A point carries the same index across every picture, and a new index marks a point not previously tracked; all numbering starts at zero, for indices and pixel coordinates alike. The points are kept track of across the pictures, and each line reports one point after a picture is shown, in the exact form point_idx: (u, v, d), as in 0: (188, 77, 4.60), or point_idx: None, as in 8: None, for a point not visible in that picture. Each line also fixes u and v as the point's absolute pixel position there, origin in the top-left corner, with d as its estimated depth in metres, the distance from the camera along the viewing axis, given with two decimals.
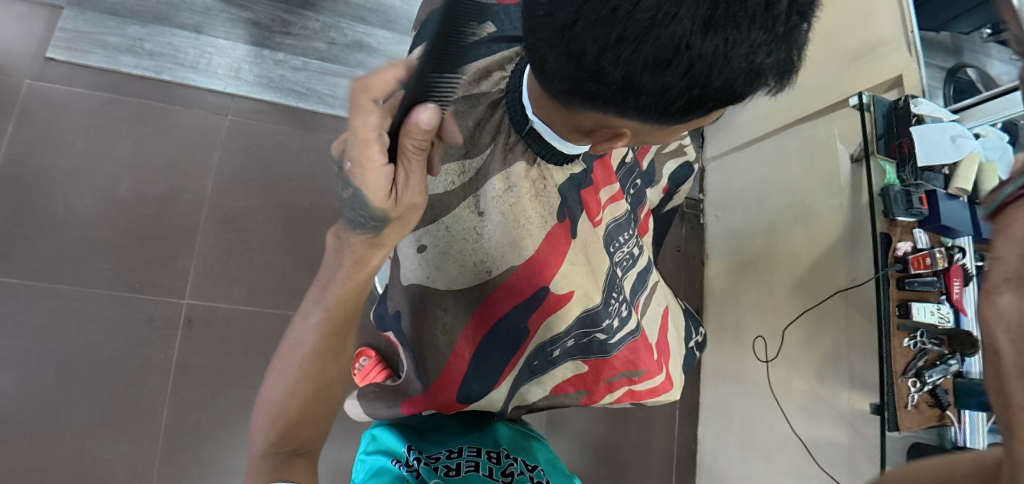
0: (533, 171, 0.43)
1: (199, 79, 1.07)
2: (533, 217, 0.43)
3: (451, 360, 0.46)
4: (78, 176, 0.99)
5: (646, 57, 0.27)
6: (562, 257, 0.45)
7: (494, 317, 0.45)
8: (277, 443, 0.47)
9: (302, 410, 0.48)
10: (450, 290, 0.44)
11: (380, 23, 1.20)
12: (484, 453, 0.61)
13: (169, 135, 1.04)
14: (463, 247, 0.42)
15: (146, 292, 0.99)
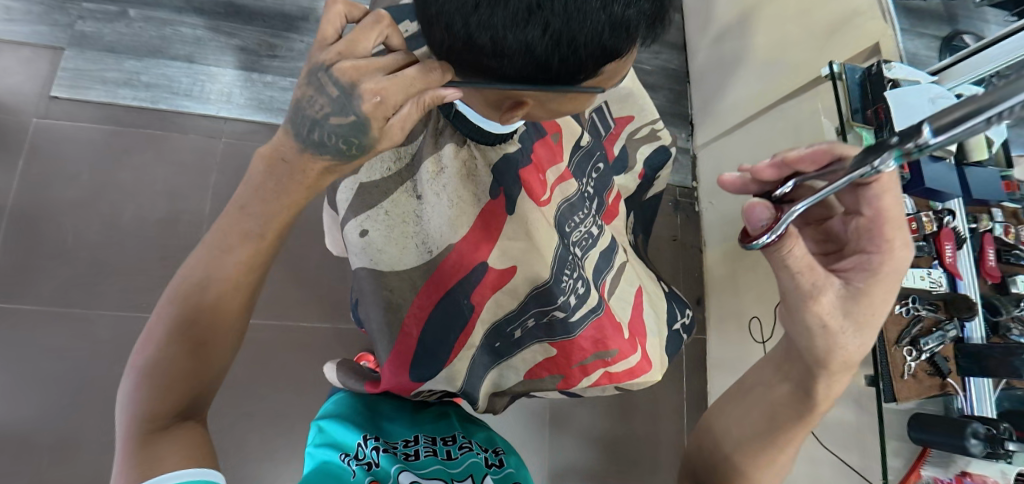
0: (463, 152, 0.46)
1: (193, 106, 1.13)
2: (466, 196, 0.45)
3: (401, 338, 0.47)
4: (84, 205, 1.04)
5: (503, 17, 0.32)
6: (496, 234, 0.47)
7: (439, 296, 0.47)
8: (154, 418, 0.42)
9: (192, 375, 0.44)
10: (394, 272, 0.45)
11: None
12: (439, 440, 0.67)
13: (167, 161, 1.10)
14: (403, 229, 0.44)
15: (152, 311, 1.04)
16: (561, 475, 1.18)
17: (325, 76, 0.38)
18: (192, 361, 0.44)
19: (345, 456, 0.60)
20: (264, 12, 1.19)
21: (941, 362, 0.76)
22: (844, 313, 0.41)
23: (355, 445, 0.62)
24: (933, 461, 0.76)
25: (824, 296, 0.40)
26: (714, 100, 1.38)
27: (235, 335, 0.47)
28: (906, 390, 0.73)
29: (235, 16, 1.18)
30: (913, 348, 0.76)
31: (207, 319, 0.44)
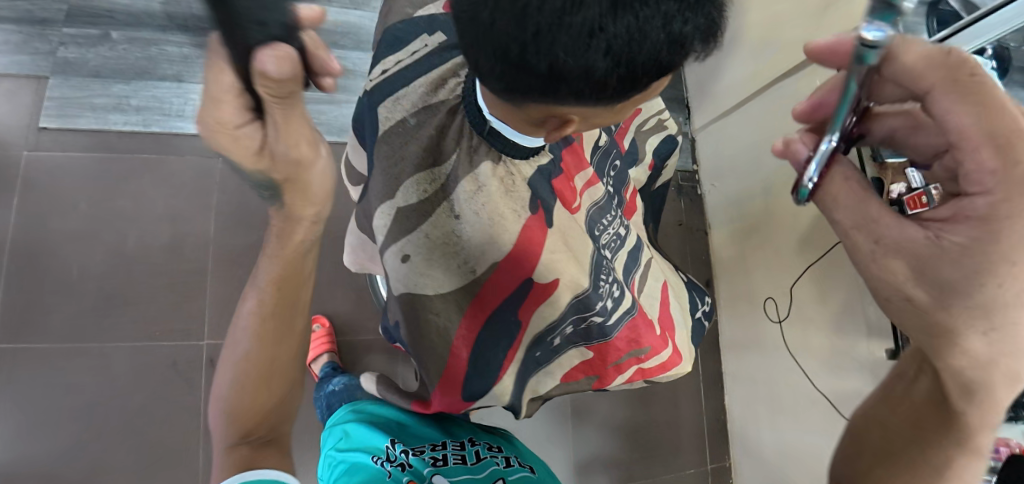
0: (500, 168, 0.44)
1: (187, 126, 1.10)
2: (507, 213, 0.44)
3: (450, 359, 0.47)
4: (85, 238, 1.02)
5: (564, 45, 0.32)
6: (541, 248, 0.46)
7: (485, 315, 0.46)
8: (241, 433, 0.55)
9: (247, 398, 0.55)
10: (440, 295, 0.44)
11: (353, 45, 1.23)
12: (465, 445, 0.75)
13: (166, 185, 1.07)
14: (446, 251, 0.44)
15: (167, 338, 1.02)
16: (587, 466, 1.19)
17: None
18: (262, 387, 0.56)
19: (374, 457, 0.69)
20: None
21: None
22: (940, 281, 0.34)
23: (383, 447, 0.71)
24: None
25: (892, 261, 0.36)
26: (709, 82, 1.37)
27: (285, 357, 0.56)
28: None
29: None
30: None
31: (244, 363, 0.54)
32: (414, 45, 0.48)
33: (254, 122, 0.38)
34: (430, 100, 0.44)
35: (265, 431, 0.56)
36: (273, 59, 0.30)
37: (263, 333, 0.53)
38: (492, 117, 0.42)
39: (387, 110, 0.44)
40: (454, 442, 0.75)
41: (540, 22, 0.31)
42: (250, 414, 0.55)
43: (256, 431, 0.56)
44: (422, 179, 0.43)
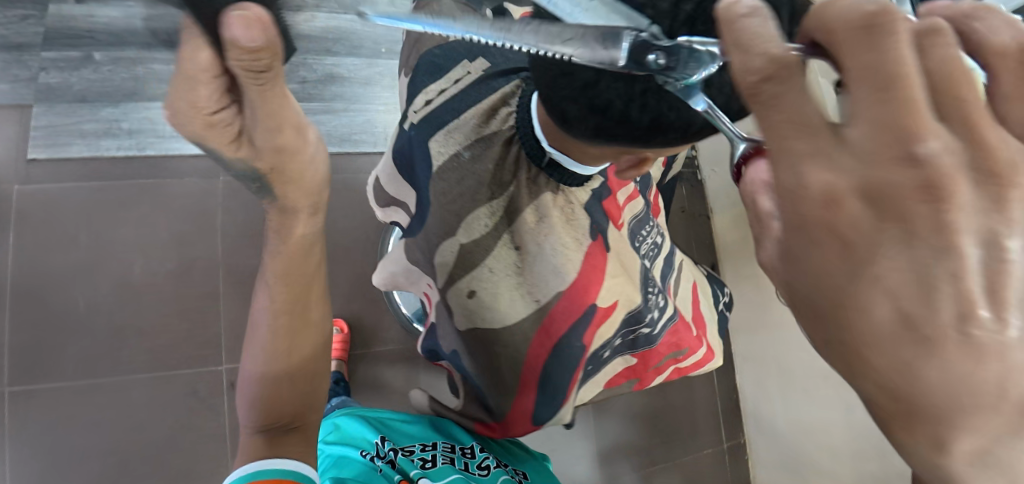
0: (559, 198, 0.44)
1: (182, 147, 1.07)
2: (568, 242, 0.44)
3: (519, 387, 0.47)
4: (89, 271, 0.99)
5: (674, 100, 0.32)
6: (602, 273, 0.47)
7: (551, 344, 0.46)
8: (264, 421, 0.56)
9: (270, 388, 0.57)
10: (506, 327, 0.45)
11: (346, 51, 1.17)
12: (458, 449, 0.75)
13: (167, 209, 1.04)
14: (510, 283, 0.44)
15: (184, 366, 1.01)
16: (610, 455, 1.22)
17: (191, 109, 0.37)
18: (287, 377, 0.57)
19: (361, 452, 0.71)
20: None
21: None
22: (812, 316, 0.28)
23: (373, 442, 0.73)
24: None
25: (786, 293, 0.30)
26: None
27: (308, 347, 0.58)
28: None
29: None
30: None
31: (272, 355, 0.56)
32: (456, 72, 0.46)
33: (230, 108, 0.35)
34: (483, 131, 0.43)
35: (290, 419, 0.58)
36: (242, 22, 0.27)
37: (278, 327, 0.55)
38: (553, 149, 0.41)
39: (440, 145, 0.43)
40: (447, 444, 0.75)
41: (654, 81, 0.31)
42: (273, 404, 0.57)
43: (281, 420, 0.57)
44: (483, 213, 0.43)
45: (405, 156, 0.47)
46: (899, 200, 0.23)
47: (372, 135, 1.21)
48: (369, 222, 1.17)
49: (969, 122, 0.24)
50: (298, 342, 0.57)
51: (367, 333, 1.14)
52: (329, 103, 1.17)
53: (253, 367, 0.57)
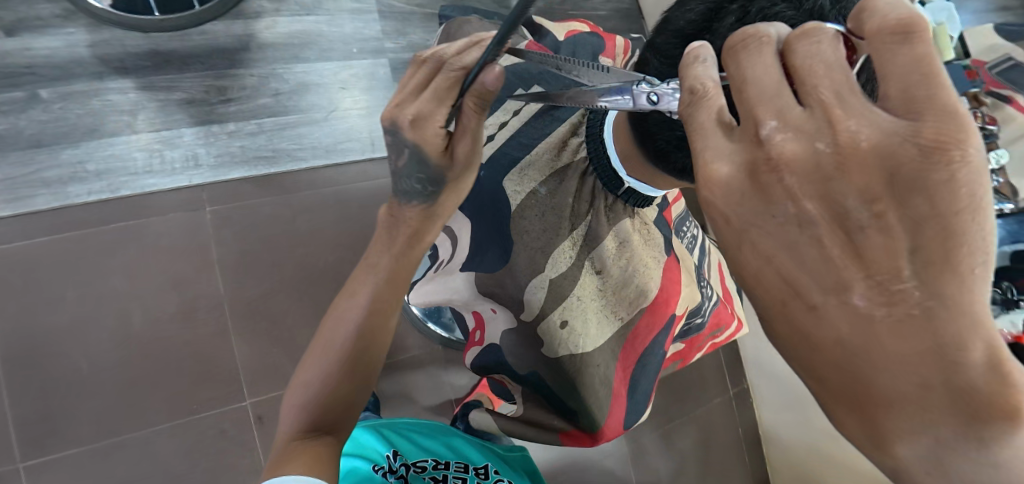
0: (637, 221, 0.47)
1: (159, 181, 1.00)
2: (646, 260, 0.47)
3: (613, 399, 0.51)
4: (86, 326, 0.93)
5: None
6: (677, 284, 0.50)
7: (635, 354, 0.50)
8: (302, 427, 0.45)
9: (337, 378, 0.47)
10: (598, 347, 0.48)
11: (317, 56, 1.14)
12: (471, 467, 0.75)
13: (157, 249, 0.99)
14: (595, 306, 0.47)
15: (206, 408, 0.97)
16: None
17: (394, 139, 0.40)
18: (345, 378, 0.47)
19: (376, 468, 0.70)
20: (195, 52, 1.05)
21: None
22: None
23: (385, 456, 0.72)
24: None
25: None
26: None
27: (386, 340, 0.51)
28: None
29: (166, 66, 1.02)
30: None
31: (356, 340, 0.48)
32: (512, 103, 0.48)
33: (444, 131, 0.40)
34: (557, 165, 0.45)
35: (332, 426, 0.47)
36: (495, 75, 0.36)
37: (377, 307, 0.49)
38: (632, 179, 0.43)
39: (515, 183, 0.45)
40: (461, 462, 0.76)
41: None
42: (321, 409, 0.46)
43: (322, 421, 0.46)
44: (567, 246, 0.44)
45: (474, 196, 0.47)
46: (756, 178, 0.30)
47: (357, 141, 1.17)
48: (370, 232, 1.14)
49: (821, 114, 0.29)
50: (362, 347, 0.48)
51: None
52: (307, 113, 1.13)
53: (307, 366, 0.49)
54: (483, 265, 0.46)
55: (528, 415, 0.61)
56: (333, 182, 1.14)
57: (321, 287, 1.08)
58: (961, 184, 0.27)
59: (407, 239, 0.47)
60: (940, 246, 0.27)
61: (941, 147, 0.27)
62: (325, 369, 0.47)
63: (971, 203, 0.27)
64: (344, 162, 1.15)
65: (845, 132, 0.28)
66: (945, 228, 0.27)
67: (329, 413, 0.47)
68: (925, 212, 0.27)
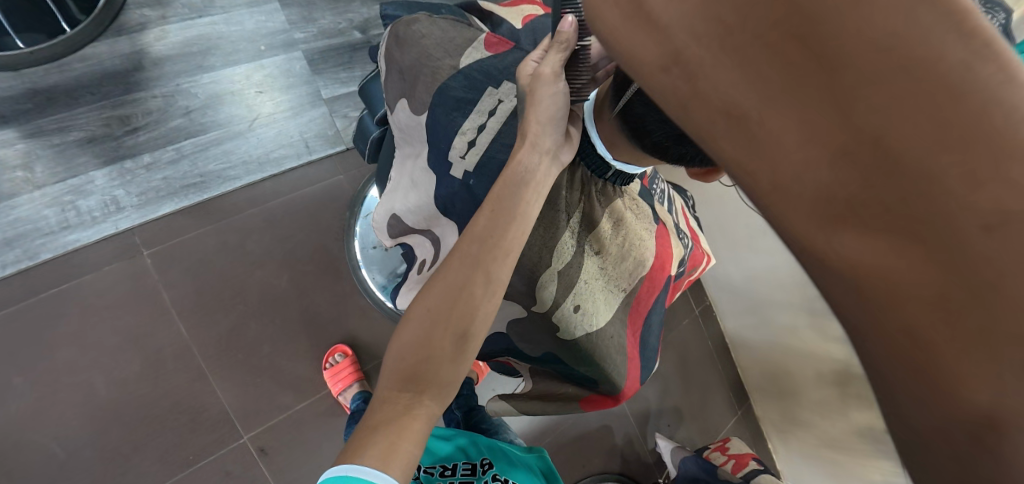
0: (626, 198, 0.51)
1: (82, 235, 0.93)
2: (640, 231, 0.51)
3: (628, 364, 0.53)
4: (51, 406, 0.87)
5: None
6: (666, 244, 0.54)
7: (638, 319, 0.54)
8: (395, 380, 0.41)
9: (432, 335, 0.41)
10: (610, 323, 0.50)
11: (221, 61, 1.04)
12: (478, 467, 0.68)
13: (101, 309, 0.92)
14: (601, 286, 0.49)
15: (203, 456, 0.93)
16: None
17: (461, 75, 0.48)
18: (441, 334, 0.41)
19: None
20: (82, 82, 0.94)
21: None
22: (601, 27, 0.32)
23: None
24: None
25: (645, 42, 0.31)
26: None
27: (492, 302, 0.42)
28: None
29: (52, 105, 0.92)
30: None
31: (453, 294, 0.42)
32: (486, 102, 0.47)
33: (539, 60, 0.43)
34: None
35: (423, 387, 0.41)
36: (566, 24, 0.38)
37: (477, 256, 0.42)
38: (618, 162, 0.46)
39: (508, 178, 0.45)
40: (467, 462, 0.68)
41: None
42: (412, 368, 0.41)
43: (412, 381, 0.41)
44: (568, 238, 0.47)
45: (466, 202, 0.48)
46: None
47: (289, 146, 1.08)
48: (326, 237, 1.08)
49: None
50: (470, 297, 0.42)
51: (367, 344, 1.06)
52: (228, 127, 1.04)
53: (416, 304, 0.43)
54: None
55: (543, 388, 0.62)
56: (275, 195, 1.06)
57: (288, 304, 1.02)
58: None
59: (508, 177, 0.43)
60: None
61: None
62: (423, 318, 0.42)
63: None
64: (281, 172, 1.07)
65: None
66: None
67: (419, 372, 0.41)
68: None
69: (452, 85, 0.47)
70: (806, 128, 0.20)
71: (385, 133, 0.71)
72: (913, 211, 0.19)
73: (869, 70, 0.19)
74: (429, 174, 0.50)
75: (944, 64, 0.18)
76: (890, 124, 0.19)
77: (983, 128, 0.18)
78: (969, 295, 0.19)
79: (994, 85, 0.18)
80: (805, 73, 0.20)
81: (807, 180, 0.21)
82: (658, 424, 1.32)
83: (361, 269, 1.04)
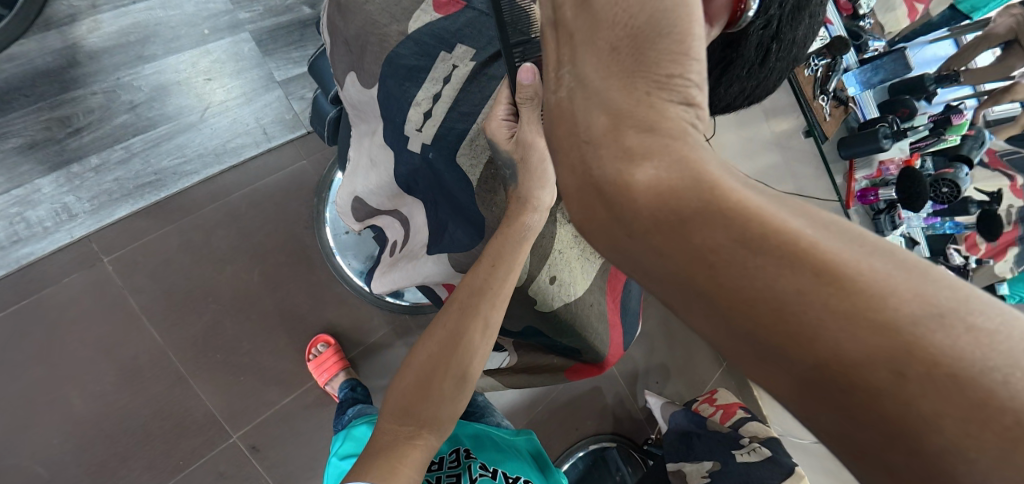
0: None
1: (36, 247, 0.88)
2: None
3: (610, 331, 0.54)
4: (28, 425, 0.85)
5: (714, 61, 0.36)
6: None
7: (617, 281, 0.54)
8: (396, 415, 0.45)
9: (428, 377, 0.45)
10: (588, 282, 0.50)
11: (163, 49, 0.97)
12: (463, 454, 0.67)
13: (66, 319, 0.88)
14: (578, 265, 0.49)
15: (193, 460, 0.91)
16: None
17: (412, 44, 0.44)
18: (438, 381, 0.45)
19: None
20: (14, 83, 0.88)
21: (840, 94, 0.91)
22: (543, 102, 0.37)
23: None
24: (861, 165, 0.93)
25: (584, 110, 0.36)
26: None
27: (485, 347, 0.46)
28: (831, 128, 0.88)
29: None
30: (824, 95, 0.88)
31: (447, 346, 0.45)
32: (440, 69, 0.44)
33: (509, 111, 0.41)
34: None
35: (421, 422, 0.44)
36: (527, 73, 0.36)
37: (464, 323, 0.45)
38: None
39: (469, 157, 0.44)
40: (452, 452, 0.67)
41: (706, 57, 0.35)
42: (410, 407, 0.45)
43: (409, 416, 0.45)
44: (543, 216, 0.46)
45: (428, 179, 0.47)
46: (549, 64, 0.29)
47: (247, 134, 1.03)
48: (294, 227, 1.04)
49: (577, 17, 0.27)
50: (468, 344, 0.45)
51: (349, 332, 1.04)
52: (179, 119, 0.98)
53: (419, 349, 0.47)
54: (457, 243, 0.47)
55: (529, 361, 0.60)
56: (236, 187, 1.01)
57: (262, 298, 0.99)
58: (641, 26, 0.25)
59: (504, 234, 0.42)
60: (618, 102, 0.25)
61: (635, 29, 0.26)
62: (421, 366, 0.46)
63: (660, 41, 0.25)
64: (240, 162, 1.02)
65: (568, 32, 0.28)
66: (618, 95, 0.25)
67: (418, 410, 0.45)
68: (613, 84, 0.26)
69: (401, 53, 0.44)
70: (715, 329, 0.23)
71: (341, 112, 0.68)
72: (814, 378, 0.21)
73: (731, 300, 0.22)
74: (387, 151, 0.48)
75: (786, 285, 0.21)
76: (768, 320, 0.21)
77: (851, 315, 0.20)
78: (880, 434, 0.20)
79: (828, 300, 0.20)
80: (694, 290, 0.23)
81: (731, 353, 0.23)
82: (647, 382, 1.33)
83: (336, 255, 1.01)
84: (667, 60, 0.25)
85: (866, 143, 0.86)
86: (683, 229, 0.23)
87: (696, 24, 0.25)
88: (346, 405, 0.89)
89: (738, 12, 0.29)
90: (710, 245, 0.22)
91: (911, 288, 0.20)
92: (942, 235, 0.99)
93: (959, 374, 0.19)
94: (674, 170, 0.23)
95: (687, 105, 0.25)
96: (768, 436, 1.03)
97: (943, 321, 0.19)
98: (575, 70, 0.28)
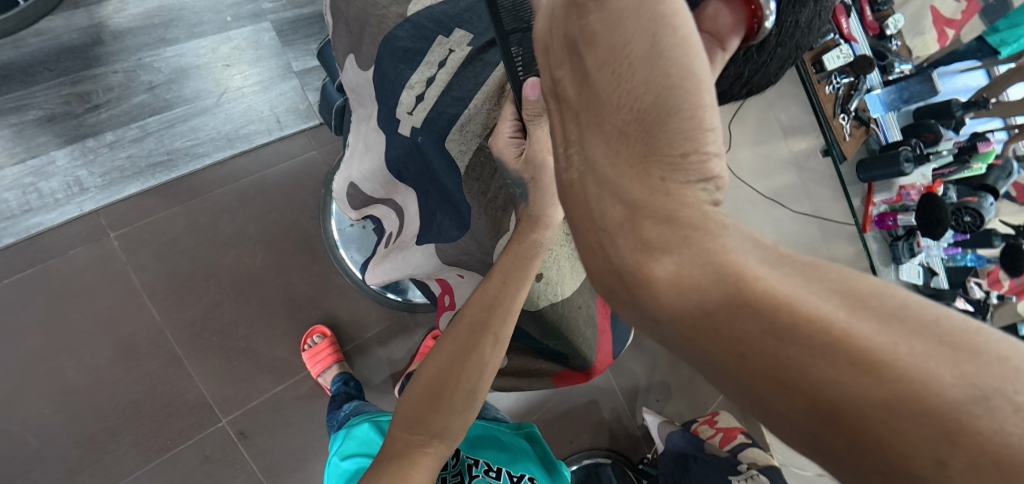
0: None
1: (45, 218, 0.90)
2: None
3: (599, 336, 0.52)
4: (23, 392, 0.86)
5: None
6: None
7: None
8: (407, 424, 0.44)
9: (438, 386, 0.44)
10: (579, 285, 0.49)
11: (185, 34, 0.99)
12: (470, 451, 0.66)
13: (69, 290, 0.90)
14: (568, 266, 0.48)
15: (180, 441, 0.91)
16: None
17: (410, 26, 0.44)
18: (449, 391, 0.43)
19: None
20: (39, 57, 0.91)
21: (861, 114, 0.88)
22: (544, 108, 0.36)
23: None
24: (880, 188, 0.87)
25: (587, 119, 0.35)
26: None
27: (496, 360, 0.44)
28: (850, 148, 0.85)
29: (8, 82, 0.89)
30: (844, 114, 0.85)
31: (458, 359, 0.44)
32: (435, 53, 0.43)
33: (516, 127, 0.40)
34: None
35: (434, 432, 0.43)
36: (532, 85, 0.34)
37: (474, 340, 0.43)
38: None
39: (458, 142, 0.43)
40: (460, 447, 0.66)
41: None
42: (420, 418, 0.43)
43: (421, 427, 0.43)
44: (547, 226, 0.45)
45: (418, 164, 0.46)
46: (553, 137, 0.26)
47: (260, 122, 1.04)
48: (300, 216, 1.04)
49: (576, 93, 0.24)
50: (478, 357, 0.44)
51: (345, 324, 1.03)
52: (195, 102, 0.99)
53: (428, 363, 0.45)
54: (445, 235, 0.46)
55: (520, 365, 0.57)
56: (246, 173, 1.02)
57: (262, 284, 0.99)
58: (647, 106, 0.22)
59: (529, 243, 0.43)
60: (632, 193, 0.22)
61: (637, 110, 0.22)
62: (431, 376, 0.44)
63: (668, 120, 0.21)
64: (251, 148, 1.03)
65: (568, 108, 0.24)
66: (631, 186, 0.22)
67: (429, 420, 0.43)
68: (624, 172, 0.22)
69: (398, 34, 0.44)
70: (749, 402, 0.21)
71: (347, 101, 0.68)
72: (858, 459, 0.19)
73: (769, 384, 0.20)
74: (381, 136, 0.48)
75: (821, 373, 0.19)
76: (812, 405, 0.19)
77: (893, 408, 0.18)
78: None
79: (866, 389, 0.18)
80: (727, 371, 0.21)
81: (772, 429, 0.21)
82: (647, 399, 1.29)
83: (338, 248, 1.00)
84: (680, 139, 0.22)
85: (888, 166, 0.82)
86: (711, 309, 0.20)
87: (707, 91, 0.22)
88: (340, 400, 0.89)
89: (752, 25, 0.28)
90: (739, 334, 0.20)
91: (956, 370, 0.17)
92: (963, 267, 0.95)
93: (1007, 461, 0.16)
94: (695, 260, 0.21)
95: (705, 181, 0.22)
96: (767, 464, 0.99)
97: (989, 404, 0.17)
98: (584, 151, 0.24)
